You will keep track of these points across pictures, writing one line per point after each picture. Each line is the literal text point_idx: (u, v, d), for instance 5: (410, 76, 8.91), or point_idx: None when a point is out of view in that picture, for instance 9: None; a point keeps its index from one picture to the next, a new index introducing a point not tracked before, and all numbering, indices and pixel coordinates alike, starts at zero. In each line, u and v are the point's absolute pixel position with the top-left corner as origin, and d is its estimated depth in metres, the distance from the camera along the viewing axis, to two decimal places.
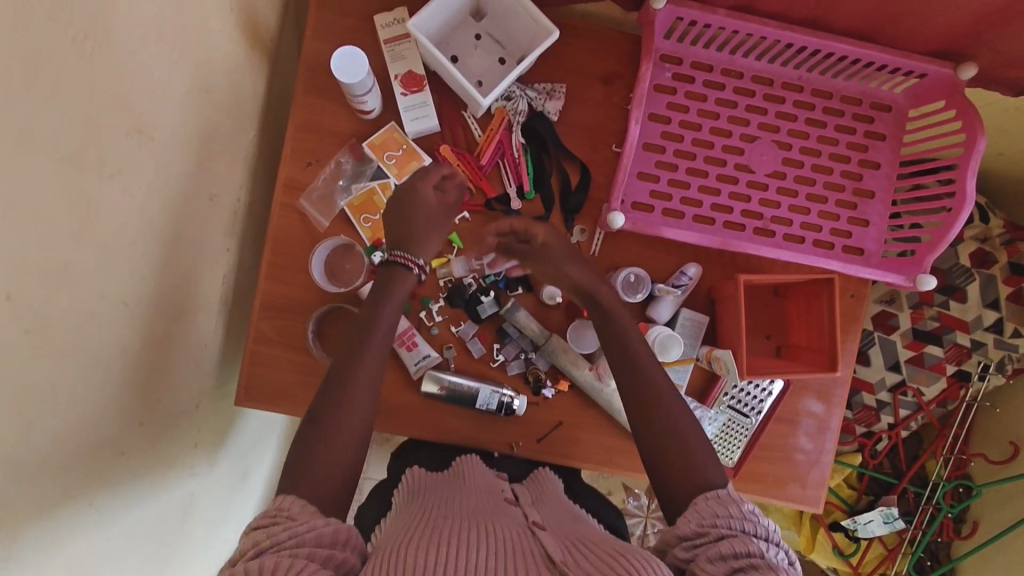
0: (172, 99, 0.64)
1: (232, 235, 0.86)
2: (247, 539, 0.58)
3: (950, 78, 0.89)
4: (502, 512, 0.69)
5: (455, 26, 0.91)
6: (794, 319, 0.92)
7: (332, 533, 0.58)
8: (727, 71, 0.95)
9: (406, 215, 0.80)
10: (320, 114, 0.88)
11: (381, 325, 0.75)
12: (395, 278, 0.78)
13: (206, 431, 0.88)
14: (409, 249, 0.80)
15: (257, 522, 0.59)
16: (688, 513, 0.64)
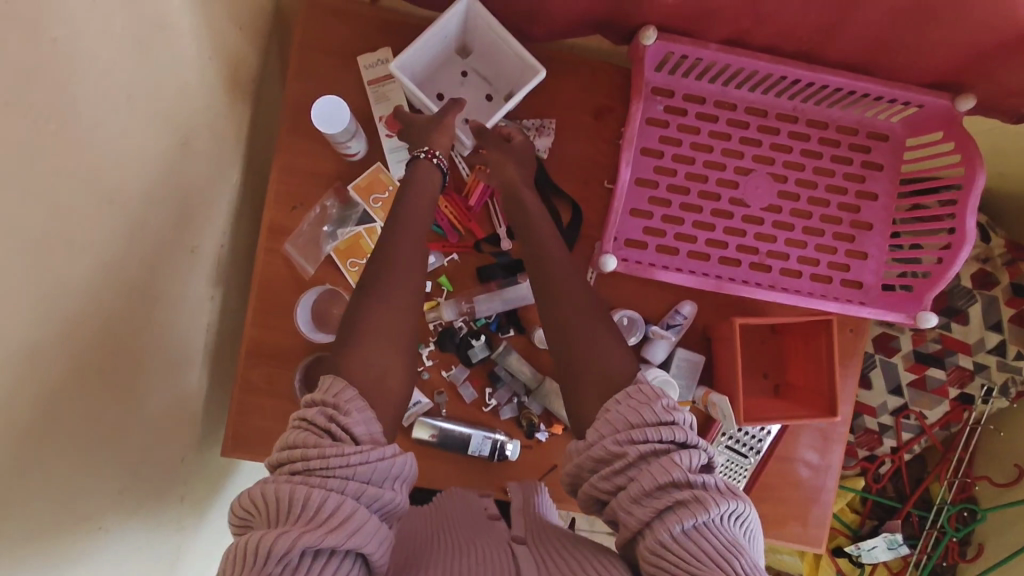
0: (147, 159, 0.62)
1: (216, 282, 0.84)
2: (298, 437, 0.56)
3: (949, 110, 0.87)
4: (484, 531, 0.66)
5: (442, 62, 0.89)
6: (793, 358, 0.90)
7: (384, 470, 0.56)
8: (721, 103, 0.93)
9: (421, 131, 0.79)
10: (305, 156, 0.86)
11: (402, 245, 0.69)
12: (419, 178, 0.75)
13: (192, 482, 0.86)
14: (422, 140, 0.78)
15: (310, 417, 0.57)
16: (598, 424, 0.60)
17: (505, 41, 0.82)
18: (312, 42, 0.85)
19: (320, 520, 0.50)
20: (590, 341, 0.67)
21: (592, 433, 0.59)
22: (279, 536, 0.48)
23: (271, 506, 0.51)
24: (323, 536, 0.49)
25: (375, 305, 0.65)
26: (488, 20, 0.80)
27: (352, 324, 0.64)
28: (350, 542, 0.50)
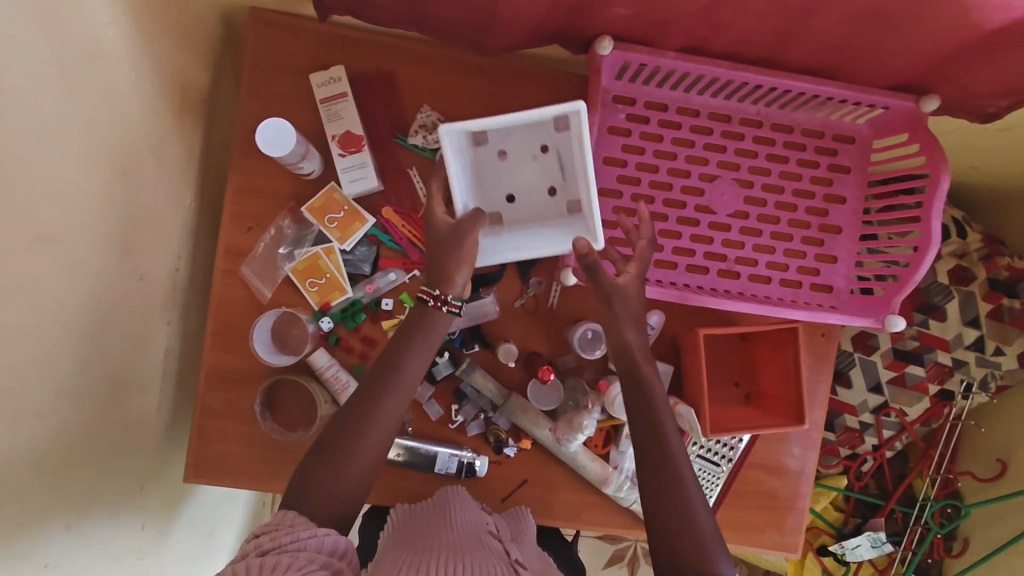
0: (84, 193, 0.61)
1: (173, 307, 0.83)
2: (249, 544, 0.62)
3: (913, 111, 0.85)
4: (483, 548, 0.71)
5: (532, 125, 0.80)
6: (762, 365, 0.90)
7: (333, 544, 0.64)
8: (683, 109, 0.92)
9: (443, 262, 0.73)
10: (261, 176, 0.84)
11: (381, 407, 0.71)
12: (426, 325, 0.73)
13: (155, 508, 0.86)
14: (435, 280, 0.73)
15: (261, 530, 0.64)
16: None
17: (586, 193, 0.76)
18: (264, 60, 0.84)
19: (280, 574, 0.57)
20: (688, 514, 0.68)
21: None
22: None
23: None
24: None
25: (341, 463, 0.69)
26: (582, 148, 0.73)
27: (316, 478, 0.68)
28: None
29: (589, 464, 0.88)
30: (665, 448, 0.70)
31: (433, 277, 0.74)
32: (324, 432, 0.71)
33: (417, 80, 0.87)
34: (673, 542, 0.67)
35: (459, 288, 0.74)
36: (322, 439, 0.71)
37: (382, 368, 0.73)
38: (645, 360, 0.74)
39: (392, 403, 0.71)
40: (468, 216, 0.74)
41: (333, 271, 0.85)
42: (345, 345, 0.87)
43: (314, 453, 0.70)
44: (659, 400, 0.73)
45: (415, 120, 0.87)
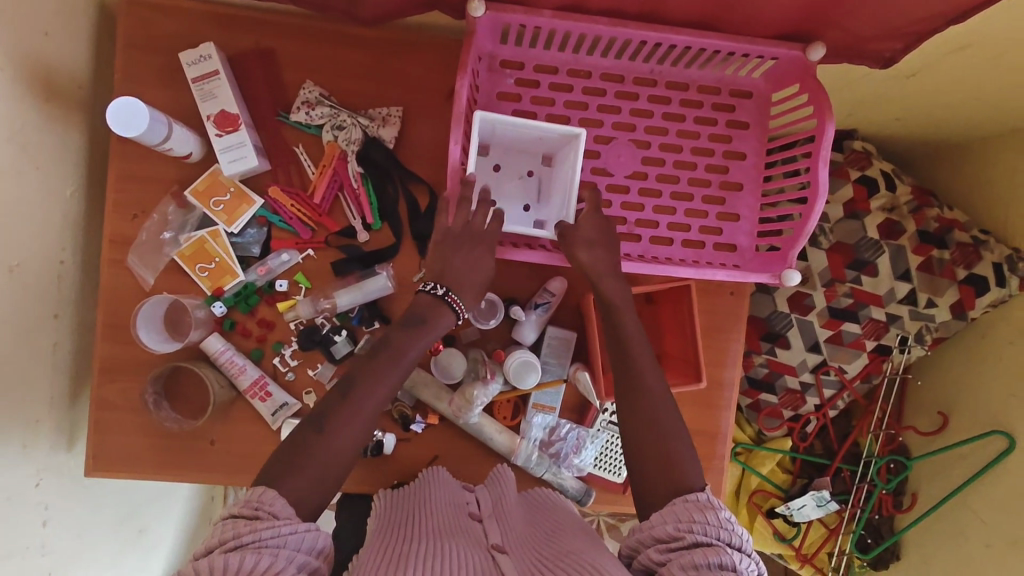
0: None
1: (60, 300, 0.82)
2: (222, 528, 0.60)
3: (802, 60, 0.84)
4: (464, 532, 0.71)
5: (524, 149, 0.89)
6: (666, 328, 0.91)
7: (313, 540, 0.62)
8: (575, 71, 0.90)
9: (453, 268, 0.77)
10: (141, 161, 0.83)
11: (381, 386, 0.73)
12: (437, 321, 0.76)
13: (57, 504, 0.85)
14: (464, 294, 0.78)
15: (238, 512, 0.62)
16: (663, 511, 0.65)
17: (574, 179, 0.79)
18: (136, 43, 0.82)
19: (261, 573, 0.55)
20: (660, 439, 0.71)
21: (657, 517, 0.65)
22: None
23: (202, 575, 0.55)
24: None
25: (339, 435, 0.70)
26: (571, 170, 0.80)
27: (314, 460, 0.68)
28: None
29: (496, 435, 0.87)
30: (638, 387, 0.74)
31: (458, 287, 0.77)
32: (320, 406, 0.71)
33: (297, 55, 0.85)
34: (649, 474, 0.70)
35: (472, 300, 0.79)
36: (320, 411, 0.71)
37: (378, 354, 0.74)
38: (626, 307, 0.77)
39: (392, 384, 0.73)
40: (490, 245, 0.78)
41: (222, 255, 0.84)
42: (241, 329, 0.86)
43: (313, 425, 0.70)
44: (632, 336, 0.77)
45: (297, 97, 0.85)
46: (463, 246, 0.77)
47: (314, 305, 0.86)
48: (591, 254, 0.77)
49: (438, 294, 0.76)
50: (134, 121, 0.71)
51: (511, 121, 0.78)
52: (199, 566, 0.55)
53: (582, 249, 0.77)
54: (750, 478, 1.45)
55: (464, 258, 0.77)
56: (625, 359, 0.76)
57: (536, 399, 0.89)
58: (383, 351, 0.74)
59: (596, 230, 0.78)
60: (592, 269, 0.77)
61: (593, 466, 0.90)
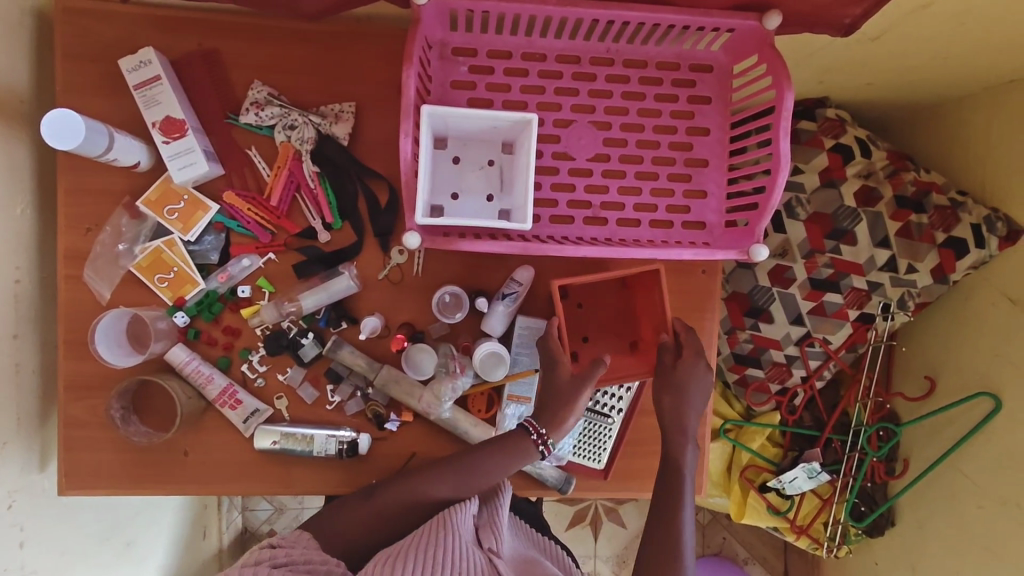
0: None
1: (18, 320, 0.81)
2: (259, 551, 0.73)
3: (758, 29, 0.82)
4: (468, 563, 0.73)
5: (482, 139, 0.86)
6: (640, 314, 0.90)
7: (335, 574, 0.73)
8: (529, 54, 0.88)
9: (546, 406, 0.82)
10: (91, 173, 0.81)
11: (438, 488, 0.82)
12: (513, 445, 0.82)
13: (33, 526, 0.85)
14: (544, 421, 0.82)
15: (275, 543, 0.75)
16: None
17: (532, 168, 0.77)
18: (77, 51, 0.80)
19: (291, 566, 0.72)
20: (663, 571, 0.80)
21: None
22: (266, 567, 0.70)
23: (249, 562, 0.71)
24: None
25: (382, 510, 0.81)
26: (527, 156, 0.78)
27: (343, 523, 0.80)
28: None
29: (472, 429, 0.86)
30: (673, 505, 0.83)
31: (539, 415, 0.83)
32: (382, 480, 0.83)
33: (244, 55, 0.83)
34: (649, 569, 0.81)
35: (559, 436, 0.83)
36: (375, 484, 0.83)
37: (445, 464, 0.82)
38: (685, 443, 0.84)
39: (446, 492, 0.82)
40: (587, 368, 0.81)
41: (181, 264, 0.83)
42: (207, 338, 0.85)
43: (363, 493, 0.82)
44: (686, 470, 0.85)
45: (246, 97, 0.83)
46: (547, 382, 0.82)
47: (279, 308, 0.85)
48: (672, 398, 0.84)
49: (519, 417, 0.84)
50: (71, 133, 0.70)
51: (462, 111, 0.76)
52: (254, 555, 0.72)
53: (668, 394, 0.84)
54: (741, 453, 1.45)
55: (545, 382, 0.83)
56: (667, 484, 0.84)
57: (509, 390, 0.88)
58: (451, 464, 0.82)
59: (696, 375, 0.83)
60: (665, 413, 0.85)
61: (573, 454, 0.90)
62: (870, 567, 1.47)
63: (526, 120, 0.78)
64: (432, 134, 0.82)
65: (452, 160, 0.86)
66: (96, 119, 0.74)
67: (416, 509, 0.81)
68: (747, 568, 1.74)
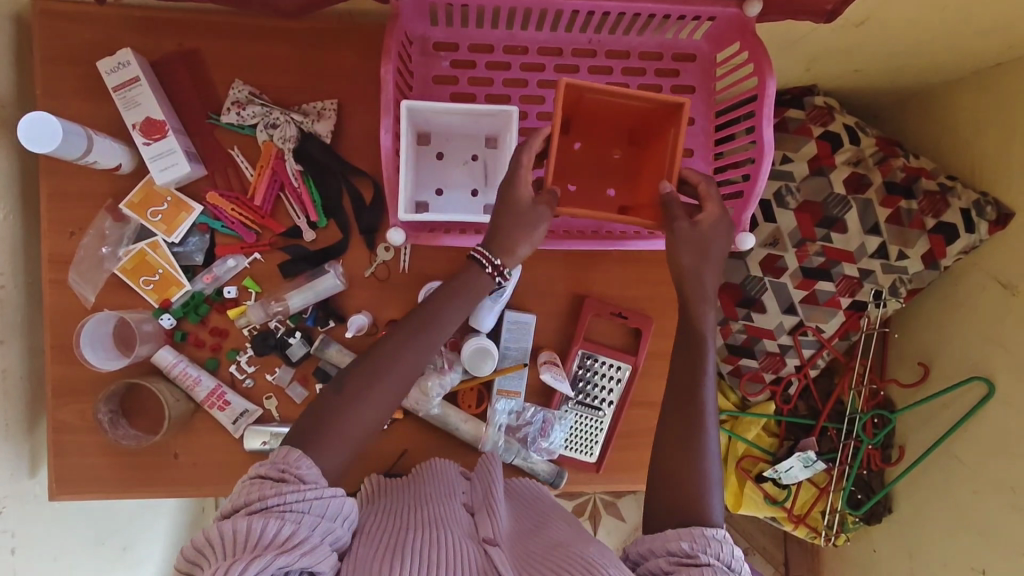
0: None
1: (3, 326, 0.80)
2: (250, 487, 0.60)
3: (739, 17, 0.82)
4: (451, 521, 0.70)
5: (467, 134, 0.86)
6: (644, 165, 0.87)
7: (339, 508, 0.63)
8: (511, 48, 0.88)
9: (511, 235, 0.71)
10: (73, 177, 0.81)
11: (406, 350, 0.70)
12: (465, 283, 0.73)
13: (24, 532, 0.85)
14: (499, 252, 0.72)
15: (265, 471, 0.62)
16: (678, 529, 0.70)
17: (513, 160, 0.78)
18: (56, 55, 0.80)
19: (266, 547, 0.55)
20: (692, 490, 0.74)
21: (671, 532, 0.70)
22: (235, 561, 0.53)
23: (216, 545, 0.56)
24: (278, 555, 0.54)
25: (359, 399, 0.68)
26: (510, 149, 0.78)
27: (324, 421, 0.67)
28: (302, 560, 0.56)
29: (462, 425, 0.86)
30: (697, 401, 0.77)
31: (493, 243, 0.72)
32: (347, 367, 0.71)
33: (224, 55, 0.83)
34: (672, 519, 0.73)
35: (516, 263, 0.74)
36: (343, 375, 0.70)
37: (413, 319, 0.72)
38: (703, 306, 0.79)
39: (416, 350, 0.71)
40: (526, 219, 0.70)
41: (165, 266, 0.83)
42: (194, 339, 0.85)
43: (334, 386, 0.69)
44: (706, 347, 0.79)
45: (227, 97, 0.83)
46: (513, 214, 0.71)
47: (264, 308, 0.84)
48: (692, 258, 0.76)
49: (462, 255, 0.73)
50: (44, 139, 0.69)
51: (442, 106, 0.75)
52: (210, 534, 0.56)
53: (687, 251, 0.76)
54: (737, 444, 1.44)
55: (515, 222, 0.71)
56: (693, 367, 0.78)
57: (500, 385, 0.87)
58: (413, 316, 0.72)
59: (717, 232, 0.76)
60: (686, 279, 0.78)
61: (564, 448, 0.89)
62: (869, 553, 1.47)
63: (508, 113, 0.78)
64: (415, 130, 0.82)
65: (437, 156, 0.86)
66: (74, 121, 0.74)
67: (391, 374, 0.70)
68: (747, 557, 1.74)
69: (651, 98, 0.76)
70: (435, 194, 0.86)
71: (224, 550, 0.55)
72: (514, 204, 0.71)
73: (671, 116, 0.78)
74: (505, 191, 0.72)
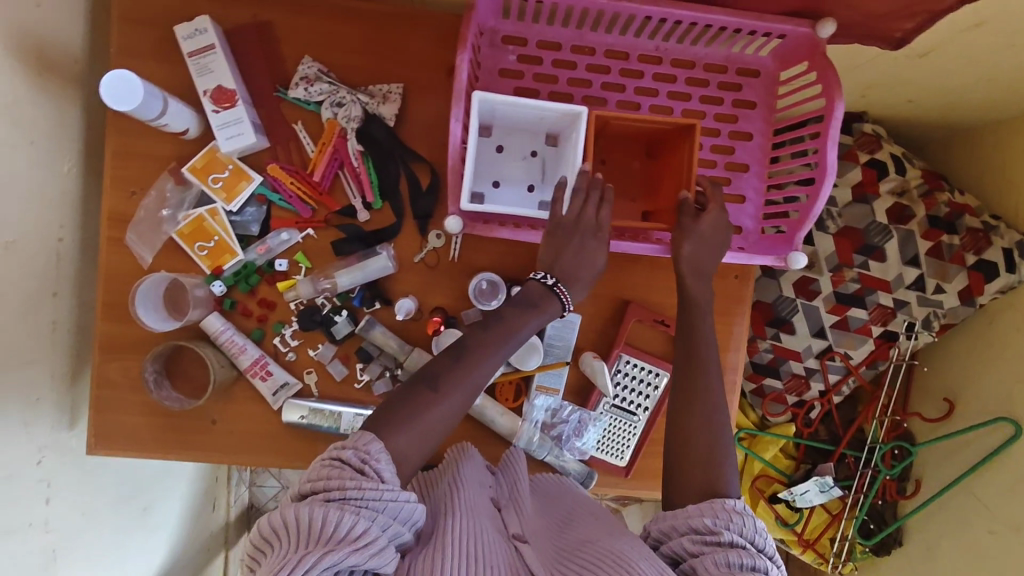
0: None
1: (58, 278, 0.82)
2: (331, 472, 0.61)
3: (811, 37, 0.82)
4: (485, 515, 0.71)
5: (526, 130, 0.86)
6: (660, 180, 0.88)
7: (410, 510, 0.63)
8: (578, 48, 0.88)
9: (570, 263, 0.77)
10: (138, 138, 0.82)
11: (491, 358, 0.74)
12: (546, 310, 0.77)
13: (60, 484, 0.86)
14: (574, 289, 0.79)
15: (346, 458, 0.62)
16: (700, 505, 0.70)
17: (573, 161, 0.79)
18: (133, 16, 0.81)
19: (339, 542, 0.55)
20: (709, 476, 0.73)
21: (693, 509, 0.70)
22: (307, 554, 0.53)
23: (293, 527, 0.56)
24: (350, 553, 0.54)
25: (452, 395, 0.71)
26: (574, 148, 0.78)
27: (416, 413, 0.68)
28: (370, 562, 0.56)
29: (498, 418, 0.86)
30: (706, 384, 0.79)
31: (569, 277, 0.78)
32: (436, 363, 0.73)
33: (297, 31, 0.84)
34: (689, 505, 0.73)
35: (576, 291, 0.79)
36: (433, 369, 0.72)
37: (494, 321, 0.75)
38: (698, 283, 0.81)
39: (498, 358, 0.74)
40: (587, 257, 0.78)
41: (221, 233, 0.84)
42: (242, 309, 0.86)
43: (429, 381, 0.71)
44: (703, 328, 0.82)
45: (295, 73, 0.84)
46: (578, 243, 0.77)
47: (314, 283, 0.85)
48: (693, 247, 0.79)
49: (548, 283, 0.77)
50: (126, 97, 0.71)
51: (511, 99, 0.76)
52: (286, 514, 0.57)
53: (688, 241, 0.79)
54: (753, 463, 1.44)
55: (575, 249, 0.77)
56: (692, 340, 0.81)
57: (539, 381, 0.87)
58: (497, 324, 0.75)
59: (719, 226, 0.80)
60: (683, 266, 0.80)
61: (596, 450, 0.89)
62: None
63: (574, 112, 0.78)
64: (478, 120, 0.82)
65: (497, 149, 0.86)
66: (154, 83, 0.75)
67: (478, 378, 0.73)
68: None
69: (669, 120, 0.79)
70: (490, 185, 0.86)
71: (298, 535, 0.55)
72: (582, 221, 0.76)
73: (687, 137, 0.81)
74: (571, 220, 0.77)
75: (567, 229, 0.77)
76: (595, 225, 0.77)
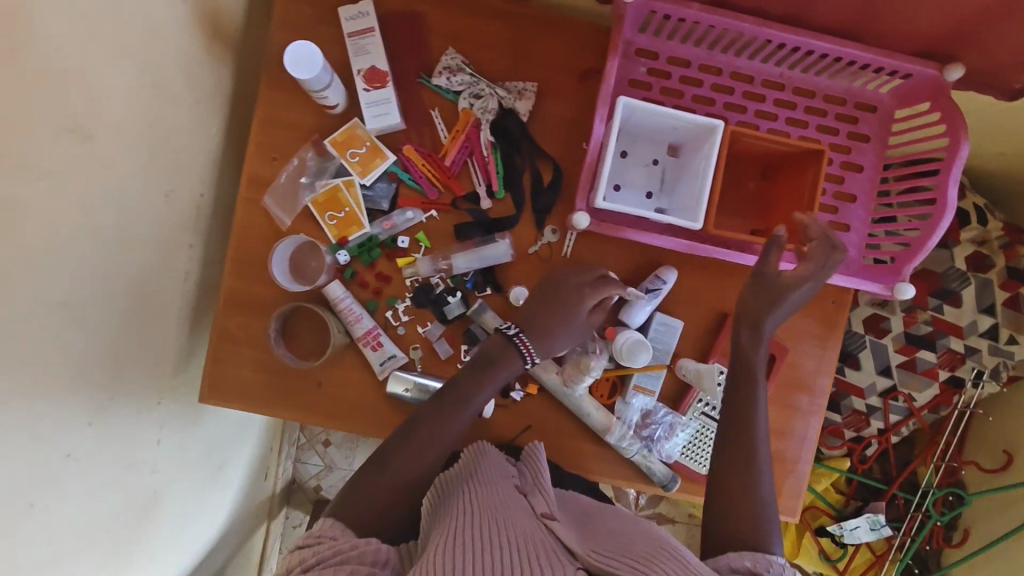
0: (104, 83, 0.62)
1: (196, 231, 0.86)
2: (288, 559, 0.63)
3: (937, 79, 0.85)
4: (510, 500, 0.67)
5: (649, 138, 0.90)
6: (777, 200, 0.91)
7: (375, 552, 0.63)
8: (706, 67, 0.92)
9: (546, 321, 0.84)
10: (286, 108, 0.86)
11: (444, 427, 0.77)
12: (507, 368, 0.82)
13: (169, 428, 0.89)
14: (533, 340, 0.84)
15: (303, 543, 0.65)
16: (740, 552, 0.67)
17: (701, 172, 0.82)
18: None
19: None
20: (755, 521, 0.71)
21: (734, 555, 0.67)
22: None
23: None
24: None
25: (403, 469, 0.74)
26: (705, 159, 0.82)
27: (366, 494, 0.72)
28: None
29: (594, 412, 0.89)
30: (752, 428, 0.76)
31: (529, 330, 0.83)
32: (388, 442, 0.76)
33: (444, 24, 0.88)
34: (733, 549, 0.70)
35: (544, 350, 0.85)
36: (384, 451, 0.75)
37: (449, 389, 0.80)
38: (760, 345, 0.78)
39: (453, 427, 0.78)
40: (577, 308, 0.85)
41: (353, 206, 0.88)
42: (360, 280, 0.89)
43: (375, 462, 0.74)
44: (758, 369, 0.78)
45: (439, 62, 0.88)
46: (564, 300, 0.85)
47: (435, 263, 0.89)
48: (755, 298, 0.78)
49: (508, 333, 0.82)
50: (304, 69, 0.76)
51: (653, 107, 0.80)
52: None
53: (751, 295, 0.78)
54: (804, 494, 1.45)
55: (558, 306, 0.85)
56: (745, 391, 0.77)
57: (637, 381, 0.91)
58: (449, 393, 0.80)
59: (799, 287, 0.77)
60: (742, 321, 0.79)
61: (680, 455, 0.91)
62: None
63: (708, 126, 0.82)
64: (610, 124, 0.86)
65: (620, 154, 0.90)
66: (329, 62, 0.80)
67: (431, 447, 0.76)
68: None
69: (795, 142, 0.83)
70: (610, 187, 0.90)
71: None
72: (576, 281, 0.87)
73: (814, 160, 0.85)
74: (549, 287, 0.86)
75: (553, 283, 0.86)
76: (595, 290, 0.86)
